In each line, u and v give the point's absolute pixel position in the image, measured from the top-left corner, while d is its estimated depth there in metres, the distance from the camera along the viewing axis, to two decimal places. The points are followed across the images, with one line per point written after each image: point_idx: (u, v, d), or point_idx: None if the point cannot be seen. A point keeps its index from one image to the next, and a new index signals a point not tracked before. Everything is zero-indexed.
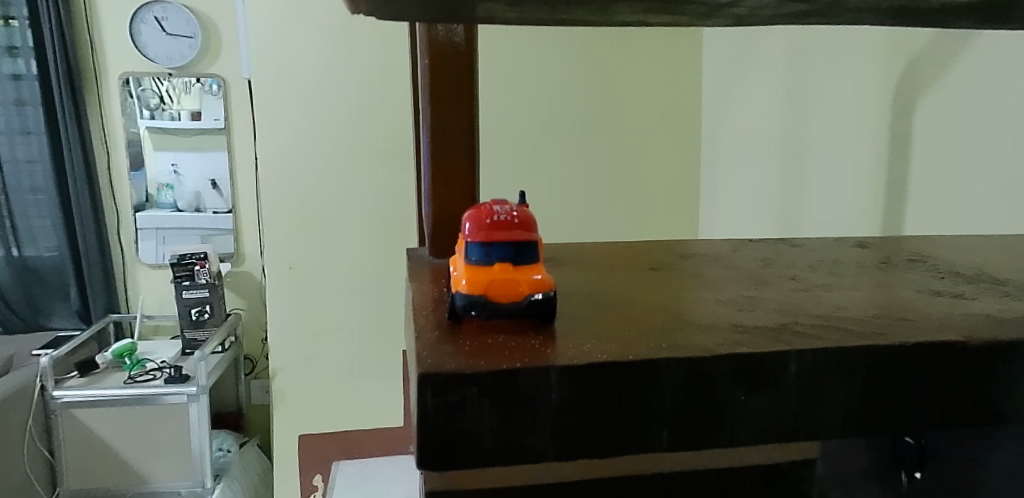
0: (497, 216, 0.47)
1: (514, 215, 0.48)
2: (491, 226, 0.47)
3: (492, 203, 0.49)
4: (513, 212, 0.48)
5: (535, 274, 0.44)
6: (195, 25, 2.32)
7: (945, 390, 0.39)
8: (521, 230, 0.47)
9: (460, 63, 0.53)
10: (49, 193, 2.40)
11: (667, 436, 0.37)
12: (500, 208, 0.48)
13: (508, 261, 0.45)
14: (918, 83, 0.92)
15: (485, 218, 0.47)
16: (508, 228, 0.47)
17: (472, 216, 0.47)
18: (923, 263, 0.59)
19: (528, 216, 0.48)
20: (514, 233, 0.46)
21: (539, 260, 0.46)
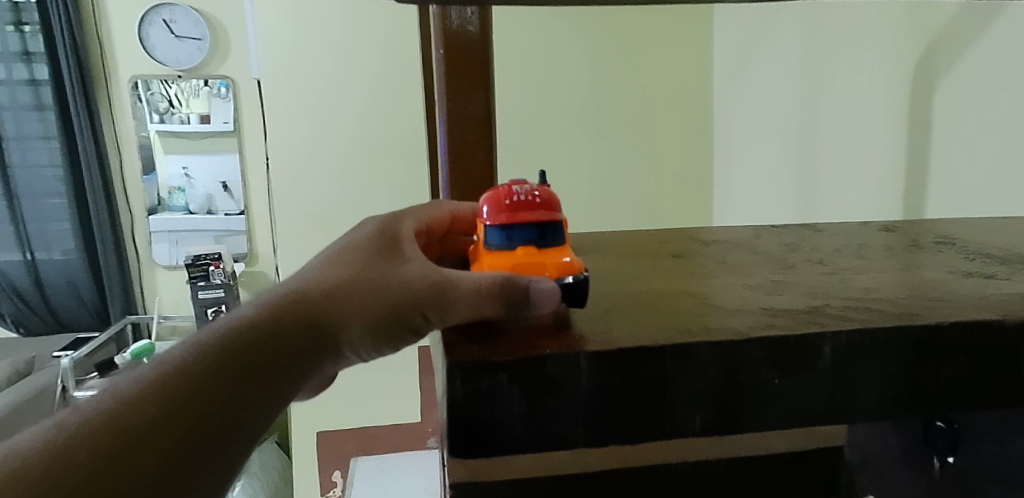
0: (516, 197, 0.46)
1: (535, 195, 0.46)
2: (512, 207, 0.46)
3: (510, 183, 0.48)
4: (534, 191, 0.47)
5: (561, 256, 0.44)
6: (203, 27, 2.29)
7: (982, 370, 0.38)
8: (544, 210, 0.46)
9: (477, 52, 0.51)
10: (63, 197, 2.41)
11: (700, 421, 0.36)
12: (519, 187, 0.47)
13: (534, 245, 0.45)
14: (937, 64, 0.91)
15: (504, 200, 0.46)
16: (531, 210, 0.46)
17: (490, 198, 0.46)
18: (950, 245, 0.58)
19: (550, 194, 0.47)
20: (537, 214, 0.46)
21: (564, 239, 0.46)
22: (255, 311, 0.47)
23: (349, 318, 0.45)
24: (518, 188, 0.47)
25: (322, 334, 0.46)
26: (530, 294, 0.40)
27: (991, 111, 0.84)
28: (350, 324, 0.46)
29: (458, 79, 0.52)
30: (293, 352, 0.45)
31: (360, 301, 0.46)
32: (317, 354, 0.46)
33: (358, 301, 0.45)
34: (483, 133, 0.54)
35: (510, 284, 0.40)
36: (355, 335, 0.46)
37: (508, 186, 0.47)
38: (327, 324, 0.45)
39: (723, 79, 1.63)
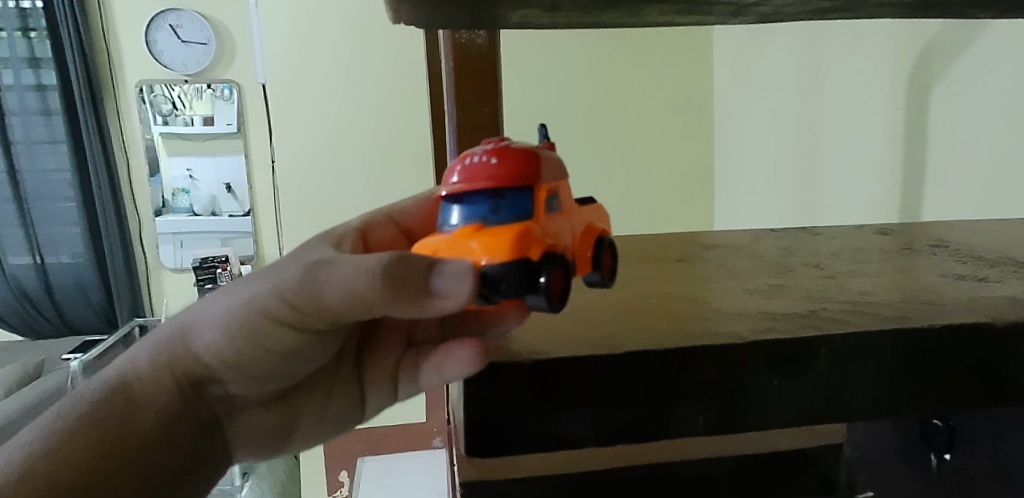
0: (471, 160, 0.38)
1: (489, 158, 0.38)
2: (460, 175, 0.38)
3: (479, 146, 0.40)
4: (491, 153, 0.38)
5: (498, 233, 0.35)
6: (209, 32, 2.31)
7: (972, 371, 0.40)
8: (496, 173, 0.37)
9: (486, 65, 0.52)
10: (73, 201, 2.43)
11: (702, 421, 0.38)
12: (479, 149, 0.39)
13: (485, 220, 0.37)
14: (933, 69, 0.93)
15: (458, 166, 0.39)
16: (481, 174, 0.37)
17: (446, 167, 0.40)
18: (944, 248, 0.60)
19: (511, 156, 0.38)
20: (487, 181, 0.37)
21: (524, 212, 0.37)
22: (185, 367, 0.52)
23: (209, 332, 0.47)
24: (480, 152, 0.39)
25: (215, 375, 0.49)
26: (436, 268, 0.34)
27: (987, 113, 0.85)
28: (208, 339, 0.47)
29: (467, 89, 0.53)
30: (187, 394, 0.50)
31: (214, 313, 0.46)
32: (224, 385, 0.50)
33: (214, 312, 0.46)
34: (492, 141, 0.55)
35: (407, 260, 0.34)
36: (216, 348, 0.47)
37: (471, 152, 0.40)
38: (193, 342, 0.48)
39: (723, 81, 1.65)
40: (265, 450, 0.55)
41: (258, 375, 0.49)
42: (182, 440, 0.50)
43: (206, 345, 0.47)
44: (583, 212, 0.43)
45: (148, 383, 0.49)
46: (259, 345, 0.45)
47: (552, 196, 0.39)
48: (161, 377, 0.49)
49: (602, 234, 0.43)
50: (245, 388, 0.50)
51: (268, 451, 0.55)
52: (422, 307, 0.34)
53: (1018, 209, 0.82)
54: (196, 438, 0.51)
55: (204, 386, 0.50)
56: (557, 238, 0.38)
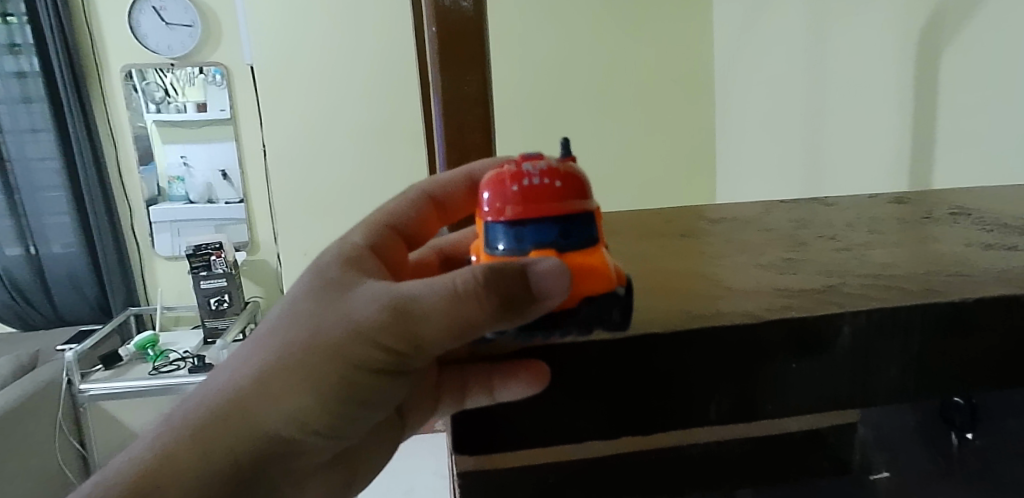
0: (529, 179, 0.36)
1: (550, 178, 0.36)
2: (520, 193, 0.36)
3: (520, 161, 0.38)
4: (544, 171, 0.37)
5: (596, 265, 0.36)
6: (194, 13, 2.14)
7: (1005, 349, 0.37)
8: (563, 196, 0.36)
9: (470, 29, 0.48)
10: (63, 190, 2.27)
11: (714, 408, 0.35)
12: (532, 165, 0.37)
13: (559, 246, 0.36)
14: (944, 31, 0.88)
15: (513, 184, 0.36)
16: (546, 197, 0.36)
17: (497, 185, 0.37)
18: (967, 215, 0.56)
19: (566, 170, 0.37)
20: (554, 203, 0.36)
21: (593, 234, 0.37)
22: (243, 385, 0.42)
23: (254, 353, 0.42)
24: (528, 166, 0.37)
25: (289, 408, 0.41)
26: (530, 278, 0.32)
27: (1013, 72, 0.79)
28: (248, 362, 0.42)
29: (450, 58, 0.49)
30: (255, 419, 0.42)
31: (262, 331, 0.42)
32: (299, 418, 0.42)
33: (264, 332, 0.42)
34: (480, 114, 0.51)
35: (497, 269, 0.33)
36: (256, 365, 0.41)
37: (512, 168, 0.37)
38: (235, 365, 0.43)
39: (725, 52, 1.59)
40: None
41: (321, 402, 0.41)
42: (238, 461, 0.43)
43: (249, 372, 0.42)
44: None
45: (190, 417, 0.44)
46: (316, 361, 0.39)
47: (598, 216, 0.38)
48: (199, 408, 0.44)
49: None
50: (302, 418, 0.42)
51: None
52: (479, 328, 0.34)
53: None
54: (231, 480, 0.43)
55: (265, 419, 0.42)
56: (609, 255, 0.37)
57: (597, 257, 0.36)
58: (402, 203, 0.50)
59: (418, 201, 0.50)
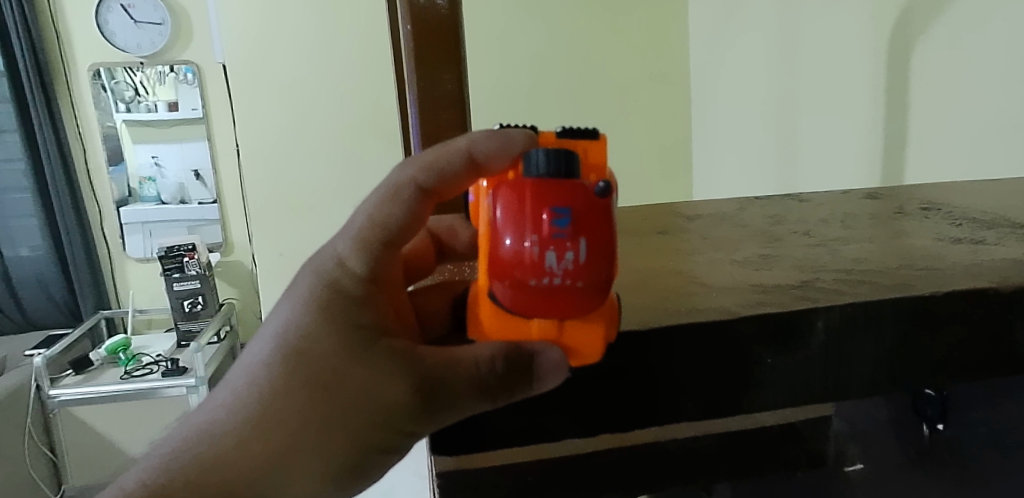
0: (547, 277, 0.30)
1: (573, 279, 0.30)
2: (535, 290, 0.30)
3: (549, 222, 0.29)
4: (570, 266, 0.30)
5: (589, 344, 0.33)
6: (164, 10, 2.10)
7: (976, 340, 0.37)
8: (580, 296, 0.30)
9: (445, 27, 0.48)
10: (29, 192, 2.22)
11: (692, 405, 0.36)
12: (557, 258, 0.30)
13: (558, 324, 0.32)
14: (912, 30, 0.90)
15: (528, 275, 0.30)
16: (562, 298, 0.30)
17: (513, 258, 0.30)
18: (937, 210, 0.57)
19: (592, 259, 0.30)
20: (566, 302, 0.30)
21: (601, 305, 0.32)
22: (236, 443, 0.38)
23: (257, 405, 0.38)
24: (555, 250, 0.29)
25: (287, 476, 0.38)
26: (531, 364, 0.32)
27: (982, 69, 0.81)
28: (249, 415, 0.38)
29: (426, 55, 0.48)
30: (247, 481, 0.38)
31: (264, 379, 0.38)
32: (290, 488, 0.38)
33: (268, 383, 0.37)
34: (456, 114, 0.50)
35: (514, 349, 0.33)
36: (264, 420, 0.38)
37: (535, 239, 0.30)
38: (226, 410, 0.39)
39: (700, 50, 1.60)
40: None
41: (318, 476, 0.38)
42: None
43: (251, 431, 0.38)
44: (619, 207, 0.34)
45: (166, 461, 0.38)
46: (342, 432, 0.37)
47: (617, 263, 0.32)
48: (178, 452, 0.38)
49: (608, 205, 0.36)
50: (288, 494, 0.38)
51: None
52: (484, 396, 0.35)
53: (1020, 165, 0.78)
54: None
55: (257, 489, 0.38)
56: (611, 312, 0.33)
57: (597, 336, 0.33)
58: (391, 204, 0.36)
59: (411, 197, 0.36)
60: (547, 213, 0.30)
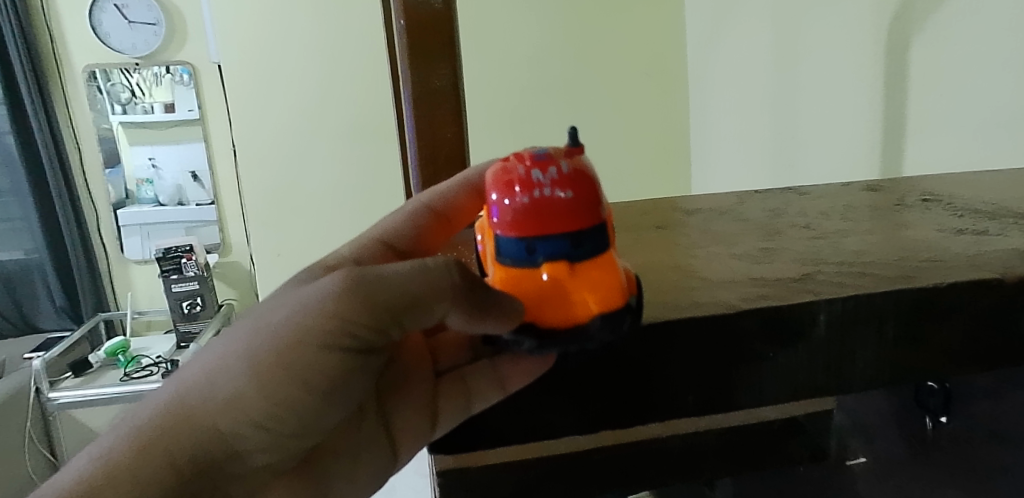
0: (538, 189, 0.33)
1: (560, 184, 0.33)
2: (530, 205, 0.33)
3: (529, 163, 0.34)
4: (557, 178, 0.33)
5: (604, 276, 0.32)
6: (158, 10, 2.08)
7: (976, 332, 0.37)
8: (573, 206, 0.33)
9: (440, 23, 0.47)
10: (25, 195, 2.21)
11: (692, 400, 0.35)
12: (541, 173, 0.33)
13: (568, 258, 0.32)
14: (909, 22, 0.90)
15: (521, 195, 0.33)
16: (554, 211, 0.32)
17: (501, 193, 0.34)
18: (938, 201, 0.57)
19: (579, 175, 0.33)
20: (563, 214, 0.32)
21: (603, 238, 0.33)
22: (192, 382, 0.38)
23: (222, 377, 0.37)
24: (541, 172, 0.33)
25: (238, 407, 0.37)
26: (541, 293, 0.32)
27: (984, 60, 0.80)
28: (243, 411, 0.38)
29: (420, 51, 0.48)
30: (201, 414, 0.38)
31: (292, 407, 0.38)
32: (240, 415, 0.38)
33: (294, 408, 0.38)
34: (451, 109, 0.50)
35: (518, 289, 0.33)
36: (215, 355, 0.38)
37: (523, 170, 0.34)
38: (232, 426, 0.38)
39: (697, 45, 1.60)
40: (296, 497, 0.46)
41: (269, 403, 0.37)
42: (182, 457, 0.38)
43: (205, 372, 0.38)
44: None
45: (171, 477, 0.38)
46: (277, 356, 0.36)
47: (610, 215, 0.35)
48: (184, 468, 0.38)
49: None
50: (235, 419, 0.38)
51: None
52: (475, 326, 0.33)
53: (1018, 158, 0.78)
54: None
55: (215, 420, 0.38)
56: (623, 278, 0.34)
57: (607, 265, 0.33)
58: (403, 218, 0.49)
59: (420, 213, 0.49)
60: (530, 158, 0.35)
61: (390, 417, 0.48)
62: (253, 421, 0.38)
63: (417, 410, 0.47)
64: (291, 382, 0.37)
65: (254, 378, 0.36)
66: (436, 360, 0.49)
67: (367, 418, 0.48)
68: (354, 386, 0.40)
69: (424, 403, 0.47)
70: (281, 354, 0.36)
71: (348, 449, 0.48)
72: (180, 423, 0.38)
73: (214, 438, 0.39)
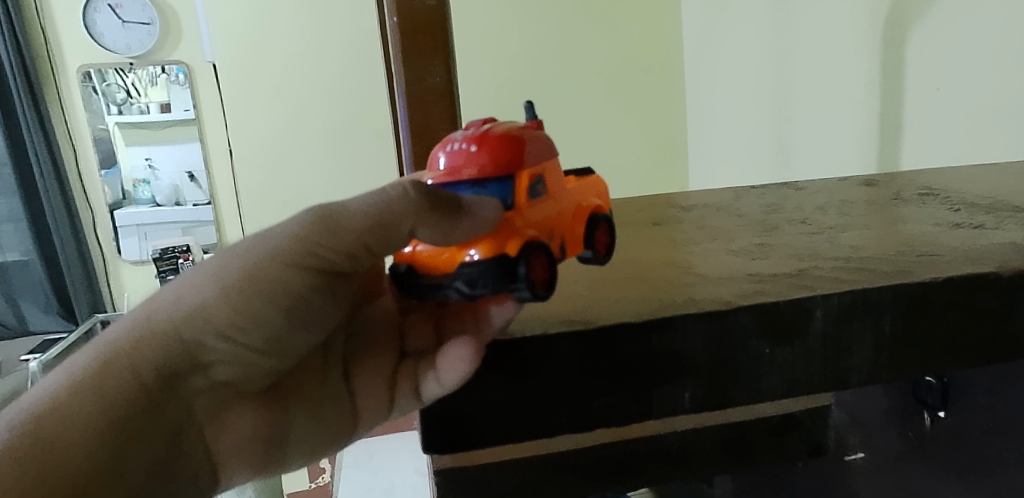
0: (453, 146, 0.36)
1: (472, 141, 0.36)
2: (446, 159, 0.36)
3: (467, 127, 0.38)
4: (473, 136, 0.36)
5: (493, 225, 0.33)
6: (152, 10, 2.06)
7: (972, 326, 0.37)
8: (477, 159, 0.35)
9: (432, 21, 0.47)
10: (20, 196, 2.19)
11: (689, 398, 0.35)
12: (464, 131, 0.37)
13: None
14: (906, 17, 0.89)
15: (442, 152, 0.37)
16: (461, 164, 0.35)
17: (432, 155, 0.38)
18: (935, 196, 0.56)
19: (497, 136, 0.36)
20: (468, 166, 0.35)
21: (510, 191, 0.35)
22: (161, 298, 0.37)
23: (189, 292, 0.36)
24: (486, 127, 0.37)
25: (202, 321, 0.36)
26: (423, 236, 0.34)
27: (981, 55, 0.80)
28: (209, 325, 0.36)
29: (413, 48, 0.47)
30: (163, 332, 0.36)
31: (255, 325, 0.36)
32: (203, 329, 0.36)
33: (260, 324, 0.36)
34: (445, 107, 0.50)
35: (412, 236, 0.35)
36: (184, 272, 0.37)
37: (460, 133, 0.37)
38: (198, 338, 0.36)
39: (694, 41, 1.59)
40: (265, 443, 0.43)
41: (237, 319, 0.36)
42: (145, 375, 0.37)
43: (174, 289, 0.37)
44: (582, 188, 0.41)
45: (131, 387, 0.37)
46: (249, 268, 0.35)
47: (540, 179, 0.36)
48: (146, 378, 0.37)
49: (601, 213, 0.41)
50: (201, 333, 0.36)
51: (268, 446, 0.43)
52: (449, 236, 0.32)
53: (1017, 152, 0.78)
54: (166, 455, 0.40)
55: (181, 336, 0.36)
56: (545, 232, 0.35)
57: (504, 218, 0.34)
58: None
59: None
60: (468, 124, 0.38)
61: (355, 370, 0.44)
62: (216, 332, 0.36)
63: (375, 379, 0.43)
64: (257, 296, 0.35)
65: (221, 292, 0.35)
66: (405, 339, 0.44)
67: (333, 368, 0.44)
68: (322, 307, 0.38)
69: (389, 354, 0.43)
70: (254, 271, 0.35)
71: (315, 398, 0.43)
72: (143, 339, 0.36)
73: (178, 352, 0.37)
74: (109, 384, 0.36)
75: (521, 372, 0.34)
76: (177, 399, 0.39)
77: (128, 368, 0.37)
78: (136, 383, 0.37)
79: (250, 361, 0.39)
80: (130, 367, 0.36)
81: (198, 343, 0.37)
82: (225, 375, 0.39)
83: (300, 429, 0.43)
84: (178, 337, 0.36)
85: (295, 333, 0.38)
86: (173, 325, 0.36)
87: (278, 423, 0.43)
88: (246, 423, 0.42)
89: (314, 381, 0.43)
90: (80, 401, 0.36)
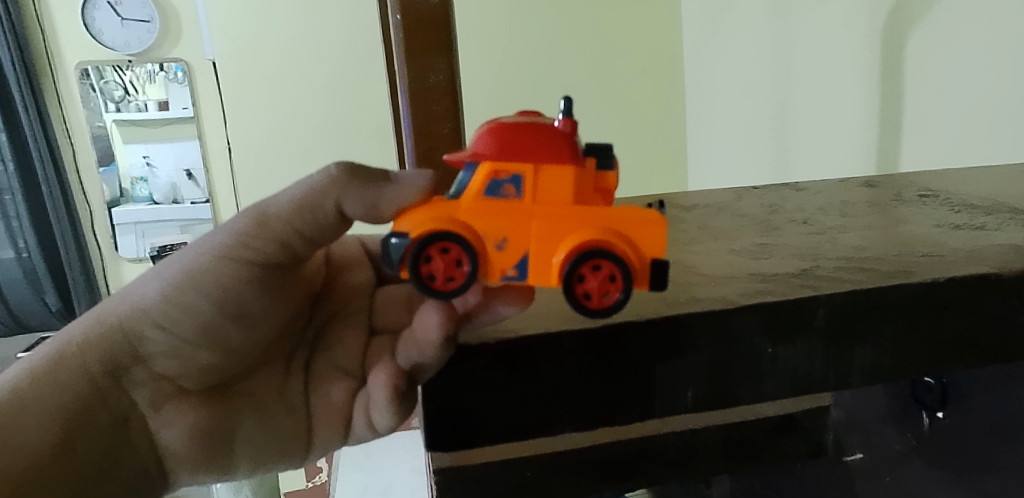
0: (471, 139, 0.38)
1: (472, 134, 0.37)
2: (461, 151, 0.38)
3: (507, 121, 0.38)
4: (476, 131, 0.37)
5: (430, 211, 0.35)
6: (151, 8, 2.06)
7: (974, 325, 0.37)
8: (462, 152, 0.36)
9: (435, 20, 0.47)
10: (17, 193, 2.18)
11: (692, 396, 0.35)
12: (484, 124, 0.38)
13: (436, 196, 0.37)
14: (907, 20, 0.89)
15: None
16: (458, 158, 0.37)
17: None
18: (935, 197, 0.56)
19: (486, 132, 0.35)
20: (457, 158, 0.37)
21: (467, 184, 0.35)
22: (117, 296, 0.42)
23: (139, 286, 0.41)
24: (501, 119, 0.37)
25: (144, 311, 0.40)
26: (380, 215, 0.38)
27: (980, 59, 0.80)
28: (151, 313, 0.40)
29: (417, 46, 0.47)
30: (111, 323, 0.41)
31: (188, 312, 0.40)
32: (144, 317, 0.40)
33: (190, 313, 0.40)
34: (448, 106, 0.50)
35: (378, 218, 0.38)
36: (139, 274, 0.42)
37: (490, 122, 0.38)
38: (141, 327, 0.40)
39: (693, 41, 1.59)
40: (202, 446, 0.44)
41: (175, 308, 0.40)
42: (92, 364, 0.40)
43: (128, 286, 0.42)
44: (603, 212, 0.34)
45: (79, 376, 0.40)
46: (188, 262, 0.39)
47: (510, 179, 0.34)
48: (92, 367, 0.40)
49: (604, 243, 0.33)
50: (143, 323, 0.40)
51: (206, 450, 0.44)
52: (375, 208, 0.37)
53: (1015, 154, 0.78)
54: (107, 448, 0.42)
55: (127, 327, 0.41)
56: (478, 227, 0.34)
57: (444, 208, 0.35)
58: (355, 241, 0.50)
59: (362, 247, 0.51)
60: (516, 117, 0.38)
61: (314, 380, 0.46)
62: (152, 321, 0.40)
63: (335, 390, 0.46)
64: (188, 286, 0.40)
65: (161, 284, 0.40)
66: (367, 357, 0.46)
67: (294, 372, 0.47)
68: (257, 307, 0.42)
69: (347, 368, 0.46)
70: (189, 266, 0.39)
71: (265, 401, 0.45)
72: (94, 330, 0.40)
73: (121, 343, 0.41)
74: (60, 368, 0.40)
75: (523, 368, 0.34)
76: (121, 394, 0.42)
77: (76, 352, 0.40)
78: (82, 368, 0.40)
79: (186, 354, 0.42)
80: (79, 352, 0.40)
81: (141, 333, 0.41)
82: (166, 368, 0.42)
83: (246, 430, 0.45)
84: (123, 325, 0.41)
85: (230, 325, 0.42)
86: (119, 315, 0.41)
87: (221, 423, 0.44)
88: (185, 425, 0.43)
89: (267, 387, 0.46)
90: (36, 382, 0.40)
